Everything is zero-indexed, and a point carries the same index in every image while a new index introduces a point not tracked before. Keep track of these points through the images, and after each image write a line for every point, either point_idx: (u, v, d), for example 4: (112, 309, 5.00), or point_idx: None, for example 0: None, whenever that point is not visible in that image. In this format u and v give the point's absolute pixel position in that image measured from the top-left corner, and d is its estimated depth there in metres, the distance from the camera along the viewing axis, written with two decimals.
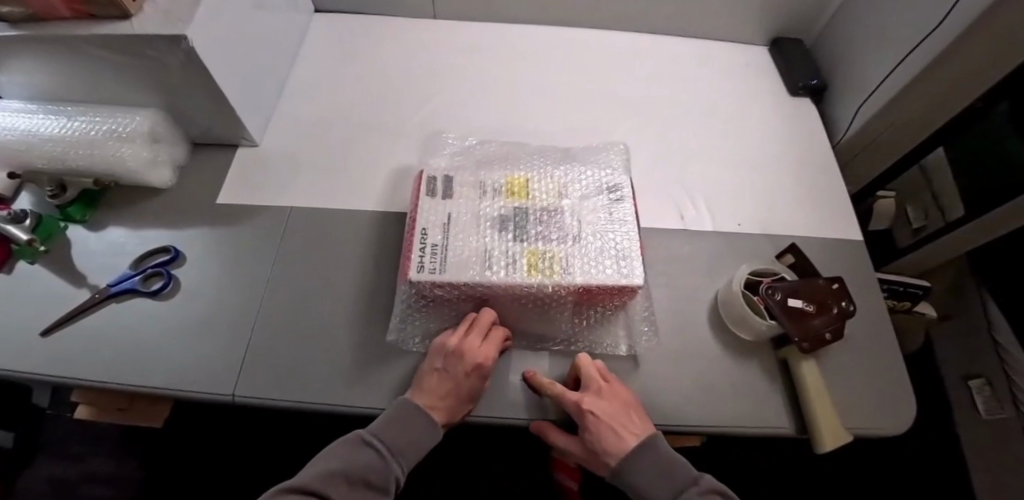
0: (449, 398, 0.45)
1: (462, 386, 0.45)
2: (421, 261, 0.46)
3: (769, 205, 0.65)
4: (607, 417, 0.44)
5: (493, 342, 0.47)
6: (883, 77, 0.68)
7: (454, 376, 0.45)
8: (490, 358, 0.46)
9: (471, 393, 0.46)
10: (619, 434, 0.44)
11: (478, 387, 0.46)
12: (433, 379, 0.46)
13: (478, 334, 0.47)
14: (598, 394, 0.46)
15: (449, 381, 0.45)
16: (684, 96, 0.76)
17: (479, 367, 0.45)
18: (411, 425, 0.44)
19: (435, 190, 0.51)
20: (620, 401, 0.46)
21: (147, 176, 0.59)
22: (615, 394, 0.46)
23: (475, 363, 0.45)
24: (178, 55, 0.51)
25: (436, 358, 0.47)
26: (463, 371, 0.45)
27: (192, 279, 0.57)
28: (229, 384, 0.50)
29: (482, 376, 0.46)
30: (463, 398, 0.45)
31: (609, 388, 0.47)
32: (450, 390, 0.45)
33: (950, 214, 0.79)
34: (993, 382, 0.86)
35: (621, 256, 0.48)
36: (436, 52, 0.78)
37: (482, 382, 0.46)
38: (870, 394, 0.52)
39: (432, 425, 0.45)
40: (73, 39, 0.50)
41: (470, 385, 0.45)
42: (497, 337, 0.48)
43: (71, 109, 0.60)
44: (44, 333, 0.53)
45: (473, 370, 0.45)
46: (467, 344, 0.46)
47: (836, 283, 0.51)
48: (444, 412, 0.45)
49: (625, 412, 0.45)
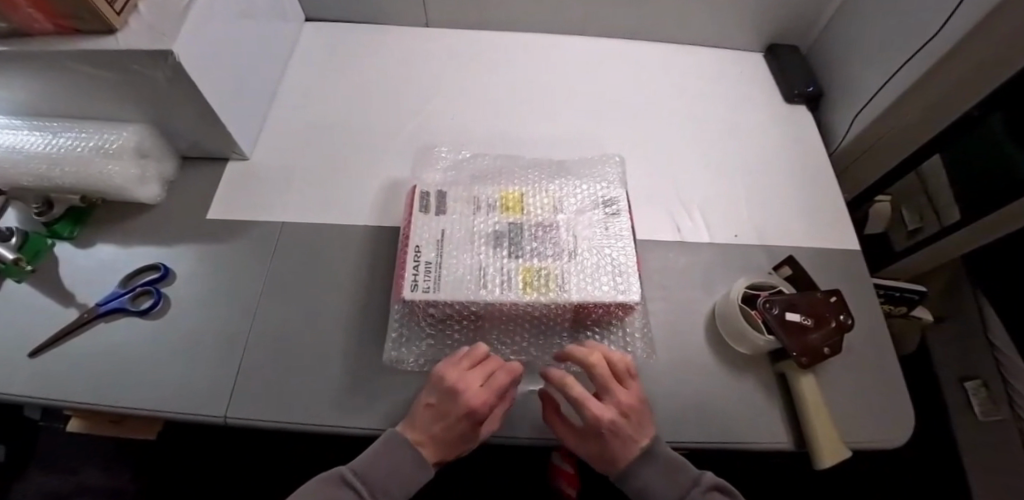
0: (440, 436, 0.44)
1: (453, 427, 0.43)
2: (414, 280, 0.45)
3: (765, 215, 0.65)
4: (617, 428, 0.44)
5: (491, 388, 0.43)
6: (879, 83, 0.67)
7: (445, 417, 0.43)
8: (484, 407, 0.43)
9: (464, 436, 0.44)
10: (626, 446, 0.44)
11: (471, 432, 0.44)
12: (427, 414, 0.44)
13: (477, 375, 0.44)
14: (614, 404, 0.44)
15: (442, 419, 0.44)
16: (678, 104, 0.76)
17: (471, 413, 0.42)
18: (394, 463, 0.44)
19: (428, 206, 0.50)
20: (634, 414, 0.44)
21: (135, 192, 0.58)
22: (631, 406, 0.44)
23: (466, 408, 0.42)
24: (164, 69, 0.50)
25: (432, 391, 0.45)
26: (455, 415, 0.43)
27: (183, 297, 0.56)
28: (220, 404, 0.49)
29: (477, 421, 0.43)
30: (455, 439, 0.44)
31: (626, 396, 0.45)
32: (441, 429, 0.44)
33: (946, 216, 0.79)
34: (990, 385, 0.86)
35: (617, 272, 0.47)
36: (430, 63, 0.78)
37: (475, 427, 0.43)
38: (868, 406, 0.52)
39: (421, 463, 0.44)
40: (56, 55, 0.49)
41: (463, 429, 0.43)
42: (498, 382, 0.44)
43: (56, 125, 0.59)
44: (32, 355, 0.51)
45: (465, 415, 0.43)
46: (463, 385, 0.43)
47: (834, 296, 0.50)
48: (437, 449, 0.44)
49: (635, 428, 0.44)
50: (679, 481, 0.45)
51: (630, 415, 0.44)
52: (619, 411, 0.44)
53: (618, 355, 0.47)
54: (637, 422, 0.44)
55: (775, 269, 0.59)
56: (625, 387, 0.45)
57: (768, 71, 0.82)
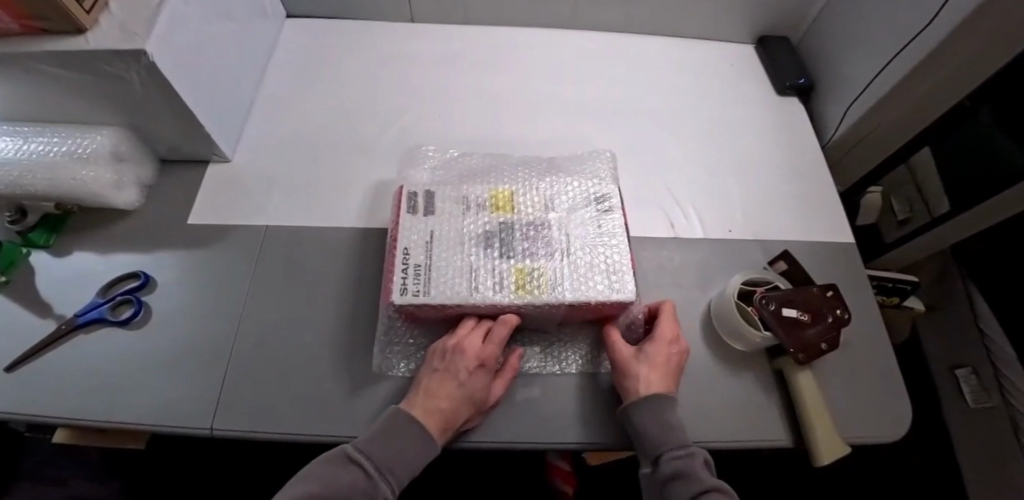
0: (453, 397, 0.42)
1: (467, 384, 0.43)
2: (403, 284, 0.44)
3: (759, 209, 0.65)
4: (645, 361, 0.46)
5: (496, 340, 0.44)
6: (870, 75, 0.67)
7: (455, 374, 0.43)
8: (492, 357, 0.44)
9: (476, 393, 0.43)
10: (641, 382, 0.45)
11: (482, 387, 0.43)
12: (434, 380, 0.43)
13: (479, 333, 0.45)
14: (644, 345, 0.47)
15: (449, 378, 0.43)
16: (668, 99, 0.74)
17: (483, 364, 0.43)
18: (401, 438, 0.41)
19: (416, 207, 0.49)
20: (670, 358, 0.47)
21: (112, 198, 0.56)
22: (651, 351, 0.46)
23: (479, 360, 0.43)
24: (139, 70, 0.48)
25: (436, 359, 0.45)
26: (467, 368, 0.43)
27: (166, 306, 0.54)
28: (207, 416, 0.47)
29: (487, 375, 0.44)
30: (465, 399, 0.43)
31: (666, 342, 0.47)
32: (453, 390, 0.42)
33: (935, 208, 0.79)
34: (979, 372, 0.87)
35: (612, 271, 0.46)
36: (415, 61, 0.76)
37: (487, 381, 0.44)
38: (862, 401, 0.52)
39: (427, 436, 0.41)
40: (24, 57, 0.47)
41: (476, 383, 0.43)
42: (501, 334, 0.45)
43: (27, 129, 0.57)
44: (9, 368, 0.49)
45: (476, 368, 0.43)
46: (468, 342, 0.44)
47: (830, 290, 0.50)
48: (447, 416, 0.42)
49: (666, 369, 0.46)
50: (670, 436, 0.43)
51: (664, 356, 0.46)
52: (644, 353, 0.46)
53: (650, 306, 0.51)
54: (664, 364, 0.46)
55: (770, 265, 0.58)
56: (671, 333, 0.48)
57: (759, 63, 0.82)
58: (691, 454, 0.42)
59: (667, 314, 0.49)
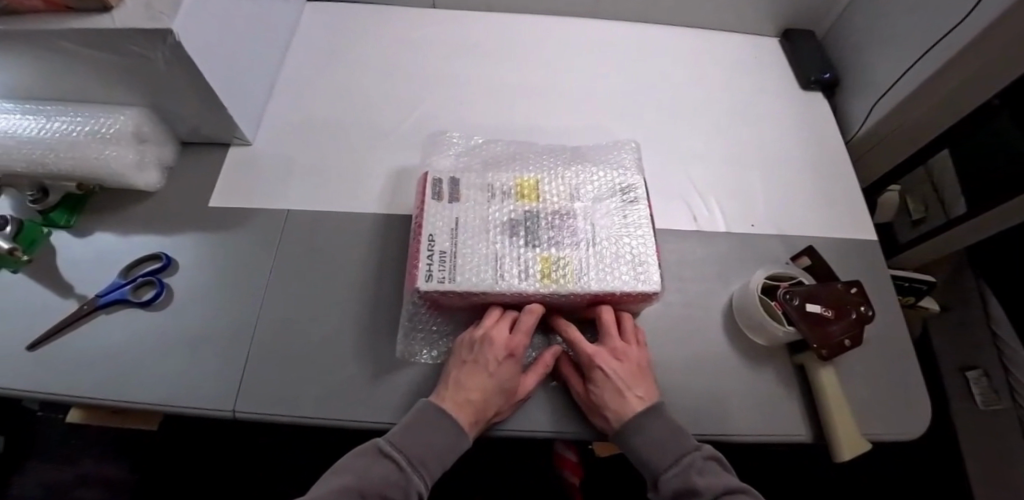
0: (485, 390, 0.42)
1: (496, 375, 0.43)
2: (429, 270, 0.43)
3: (781, 204, 0.64)
4: (598, 401, 0.44)
5: (523, 329, 0.44)
6: (898, 71, 0.65)
7: (484, 366, 0.43)
8: (521, 346, 0.44)
9: (506, 386, 0.43)
10: (608, 416, 0.43)
11: (512, 376, 0.43)
12: (462, 372, 0.43)
13: (505, 323, 0.45)
14: (591, 384, 0.44)
15: (480, 370, 0.43)
16: (691, 90, 0.74)
17: (511, 353, 0.43)
18: (434, 430, 0.41)
19: (441, 194, 0.48)
20: (612, 382, 0.44)
21: (133, 179, 0.56)
22: (597, 386, 0.44)
23: (507, 351, 0.43)
24: (164, 50, 0.47)
25: (464, 350, 0.45)
26: (495, 358, 0.43)
27: (187, 287, 0.54)
28: (229, 398, 0.48)
29: (516, 365, 0.44)
30: (496, 390, 0.42)
31: (603, 371, 0.44)
32: (482, 382, 0.42)
33: (952, 210, 0.78)
34: (991, 374, 0.86)
35: (637, 262, 0.46)
36: (440, 47, 0.75)
37: (516, 370, 0.44)
38: (882, 400, 0.51)
39: (458, 428, 0.41)
40: (47, 34, 0.46)
41: (506, 374, 0.43)
42: (529, 322, 0.44)
43: (50, 108, 0.57)
44: (31, 348, 0.50)
45: (504, 358, 0.43)
46: (494, 333, 0.44)
47: (855, 287, 0.49)
48: (478, 410, 0.42)
49: (618, 398, 0.43)
50: (668, 450, 0.42)
51: (609, 383, 0.43)
52: (591, 389, 0.44)
53: (574, 327, 0.47)
54: (614, 394, 0.43)
55: (793, 260, 0.58)
56: (593, 348, 0.45)
57: (784, 57, 0.81)
58: (689, 465, 0.41)
59: (571, 331, 0.47)
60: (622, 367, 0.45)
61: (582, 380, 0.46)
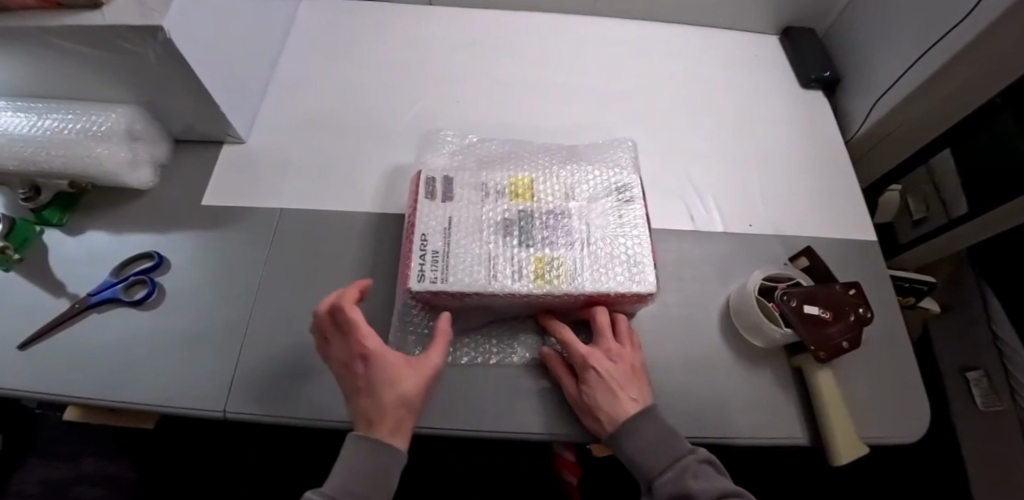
0: (380, 397, 0.40)
1: (377, 384, 0.40)
2: (421, 270, 0.43)
3: (780, 203, 0.63)
4: (592, 405, 0.43)
5: (360, 332, 0.41)
6: (899, 70, 0.65)
7: (362, 384, 0.40)
8: (373, 346, 0.41)
9: (385, 379, 0.40)
10: (602, 420, 0.43)
11: (393, 375, 0.40)
12: (357, 396, 0.40)
13: (349, 331, 0.41)
14: (584, 387, 0.44)
15: (362, 381, 0.40)
16: (689, 88, 0.73)
17: (371, 359, 0.40)
18: (368, 466, 0.39)
19: (434, 193, 0.48)
20: (607, 385, 0.43)
21: (125, 177, 0.56)
22: (591, 390, 0.43)
23: (359, 355, 0.40)
24: (155, 46, 0.46)
25: (341, 376, 0.42)
26: (363, 370, 0.40)
27: (179, 286, 0.54)
28: (220, 398, 0.47)
29: (383, 364, 0.40)
30: (388, 396, 0.40)
31: (597, 374, 0.43)
32: (375, 398, 0.40)
33: (954, 209, 0.77)
34: (991, 375, 0.85)
35: (632, 262, 0.45)
36: (437, 44, 0.74)
37: (392, 368, 0.40)
38: (880, 403, 0.51)
39: (381, 445, 0.39)
40: (37, 30, 0.46)
41: (381, 368, 0.40)
42: (342, 324, 0.41)
43: (42, 106, 0.56)
44: (22, 347, 0.49)
45: (368, 366, 0.40)
46: (348, 348, 0.41)
47: (853, 288, 0.49)
48: (389, 419, 0.40)
49: (612, 402, 0.43)
50: (662, 454, 0.41)
51: (604, 386, 0.43)
52: (586, 392, 0.44)
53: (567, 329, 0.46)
54: (608, 397, 0.43)
55: (791, 261, 0.57)
56: (586, 349, 0.44)
57: (784, 55, 0.80)
58: (684, 468, 0.41)
59: (565, 331, 0.46)
60: (616, 368, 0.44)
61: (575, 382, 0.45)
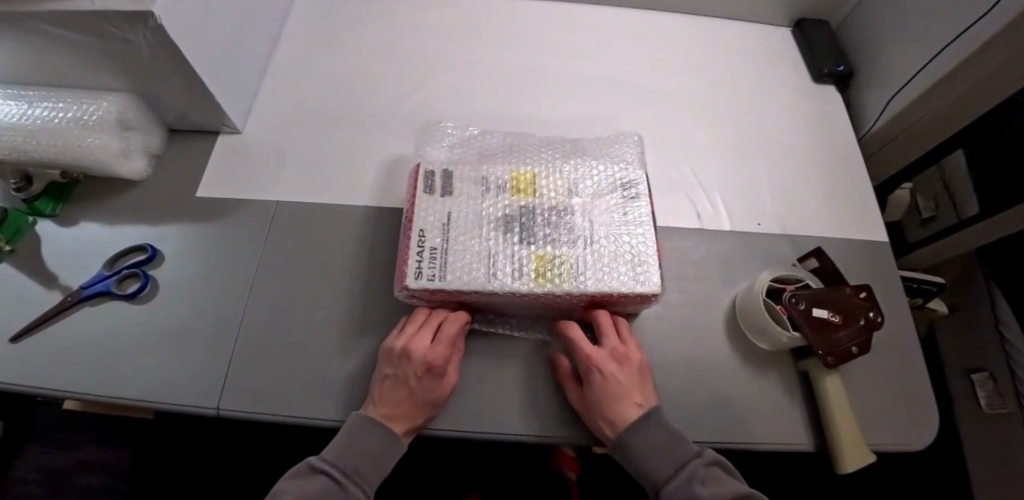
0: (410, 400, 0.42)
1: (418, 393, 0.42)
2: (418, 267, 0.42)
3: (786, 201, 0.62)
4: (596, 411, 0.42)
5: (445, 339, 0.44)
6: (916, 64, 0.62)
7: (403, 381, 0.42)
8: (440, 359, 0.43)
9: (431, 391, 0.42)
10: (608, 427, 0.42)
11: (433, 391, 0.43)
12: (388, 386, 0.42)
13: (428, 332, 0.44)
14: (587, 391, 0.43)
15: (412, 381, 0.42)
16: (696, 81, 0.71)
17: (430, 370, 0.42)
18: (368, 441, 0.41)
19: (433, 187, 0.46)
20: (611, 388, 0.42)
21: (116, 167, 0.55)
22: (597, 396, 0.42)
23: (423, 363, 0.42)
24: (144, 34, 0.45)
25: (386, 364, 0.43)
26: (415, 372, 0.42)
27: (172, 280, 0.52)
28: (213, 395, 0.46)
29: (434, 377, 0.43)
30: (418, 406, 0.42)
31: (601, 375, 0.42)
32: (404, 397, 0.42)
33: (964, 210, 0.74)
34: (997, 377, 0.83)
35: (636, 262, 0.44)
36: (437, 33, 0.72)
37: (437, 384, 0.43)
38: (886, 407, 0.49)
39: (392, 436, 0.41)
40: (23, 15, 0.44)
41: (432, 383, 0.43)
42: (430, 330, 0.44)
43: (33, 93, 0.55)
44: (14, 339, 0.48)
45: (423, 372, 0.42)
46: (415, 344, 0.43)
47: (864, 291, 0.47)
48: (405, 418, 0.42)
49: (616, 405, 0.42)
50: (669, 458, 0.40)
51: (607, 389, 0.42)
52: (590, 399, 0.42)
53: (571, 327, 0.45)
54: (614, 400, 0.42)
55: (800, 262, 0.56)
56: (591, 349, 0.44)
57: (796, 48, 0.78)
58: (692, 474, 0.39)
59: (571, 329, 0.45)
60: (625, 368, 0.43)
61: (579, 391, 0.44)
